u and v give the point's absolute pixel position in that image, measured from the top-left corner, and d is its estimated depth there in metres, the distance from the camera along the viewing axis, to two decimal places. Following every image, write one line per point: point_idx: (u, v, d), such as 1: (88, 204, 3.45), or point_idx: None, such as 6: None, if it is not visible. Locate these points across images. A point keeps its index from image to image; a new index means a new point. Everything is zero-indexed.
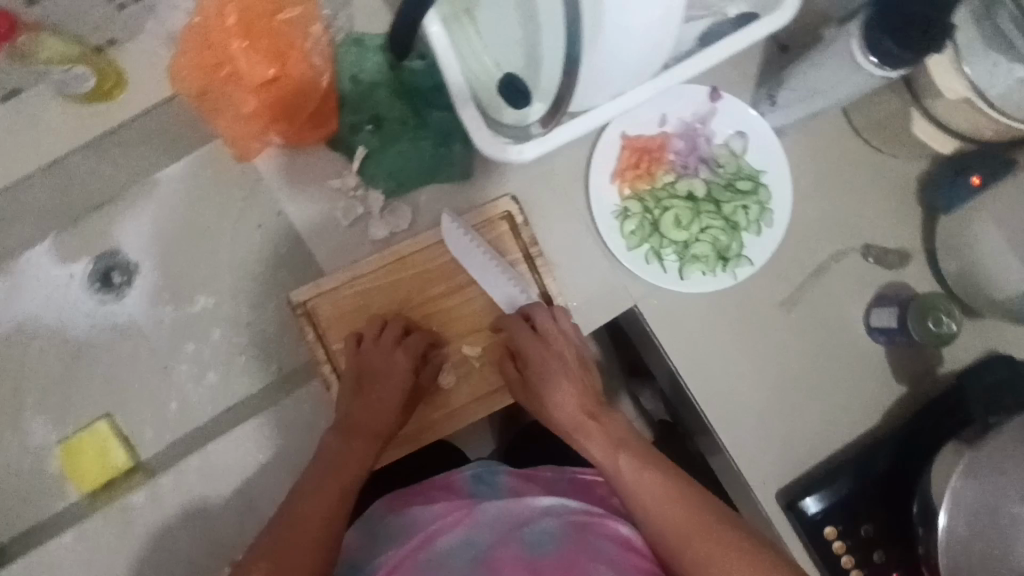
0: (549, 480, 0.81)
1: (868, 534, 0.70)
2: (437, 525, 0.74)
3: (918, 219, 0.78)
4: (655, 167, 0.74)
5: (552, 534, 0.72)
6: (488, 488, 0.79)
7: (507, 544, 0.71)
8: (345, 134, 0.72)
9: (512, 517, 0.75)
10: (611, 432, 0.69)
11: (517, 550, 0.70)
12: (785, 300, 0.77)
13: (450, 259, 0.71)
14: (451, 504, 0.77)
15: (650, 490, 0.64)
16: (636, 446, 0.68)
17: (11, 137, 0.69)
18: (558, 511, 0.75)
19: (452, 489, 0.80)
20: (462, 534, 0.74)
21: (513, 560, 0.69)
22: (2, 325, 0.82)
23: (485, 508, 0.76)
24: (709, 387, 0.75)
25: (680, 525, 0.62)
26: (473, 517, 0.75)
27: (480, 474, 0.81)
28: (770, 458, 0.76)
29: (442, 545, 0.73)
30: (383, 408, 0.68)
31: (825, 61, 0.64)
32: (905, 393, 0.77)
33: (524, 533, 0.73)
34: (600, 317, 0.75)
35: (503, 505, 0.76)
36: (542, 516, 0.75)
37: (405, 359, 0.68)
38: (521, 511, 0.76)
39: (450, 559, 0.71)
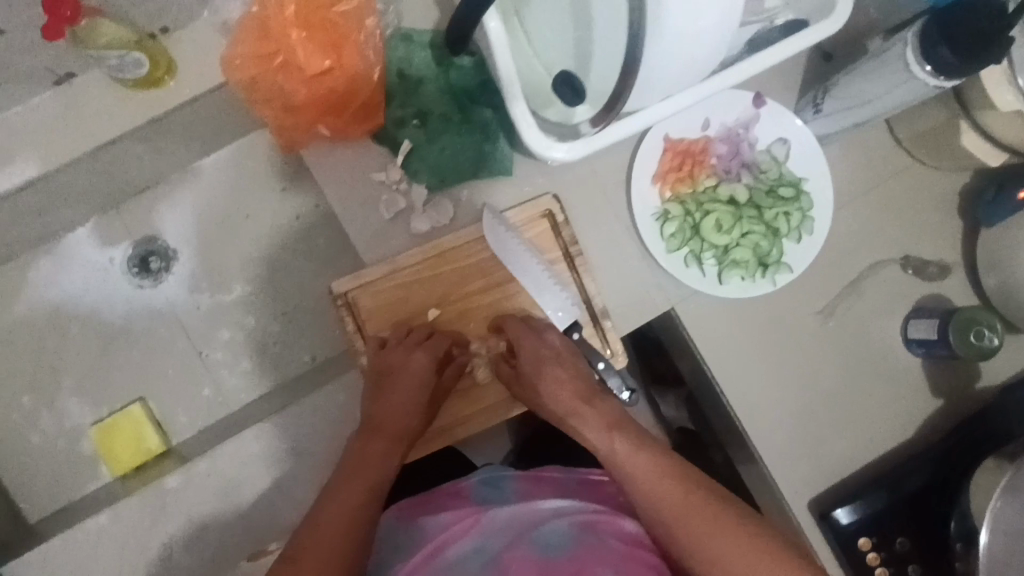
0: (558, 479, 0.79)
1: (903, 547, 0.69)
2: (449, 533, 0.73)
3: (960, 232, 0.77)
4: (698, 170, 0.74)
5: (562, 536, 0.70)
6: (495, 492, 0.77)
7: (518, 549, 0.70)
8: (391, 129, 0.72)
9: (521, 520, 0.73)
10: (603, 423, 0.68)
11: (528, 555, 0.69)
12: (823, 309, 0.76)
13: (491, 256, 0.71)
14: (461, 510, 0.75)
15: (651, 481, 0.64)
16: (631, 437, 0.67)
17: (59, 120, 0.70)
18: (566, 513, 0.73)
19: (461, 494, 0.78)
20: (474, 541, 0.72)
21: (525, 566, 0.68)
22: (39, 306, 0.84)
23: (494, 513, 0.74)
24: (744, 393, 0.75)
25: (679, 514, 0.62)
26: (483, 523, 0.73)
27: (486, 477, 0.79)
28: (804, 468, 0.75)
29: (454, 554, 0.71)
30: (400, 409, 0.67)
31: (876, 68, 0.63)
32: (943, 407, 0.76)
33: (535, 536, 0.71)
34: (637, 319, 0.74)
35: (513, 509, 0.74)
36: (551, 517, 0.73)
37: (420, 363, 0.67)
38: (529, 515, 0.74)
39: (463, 568, 0.70)
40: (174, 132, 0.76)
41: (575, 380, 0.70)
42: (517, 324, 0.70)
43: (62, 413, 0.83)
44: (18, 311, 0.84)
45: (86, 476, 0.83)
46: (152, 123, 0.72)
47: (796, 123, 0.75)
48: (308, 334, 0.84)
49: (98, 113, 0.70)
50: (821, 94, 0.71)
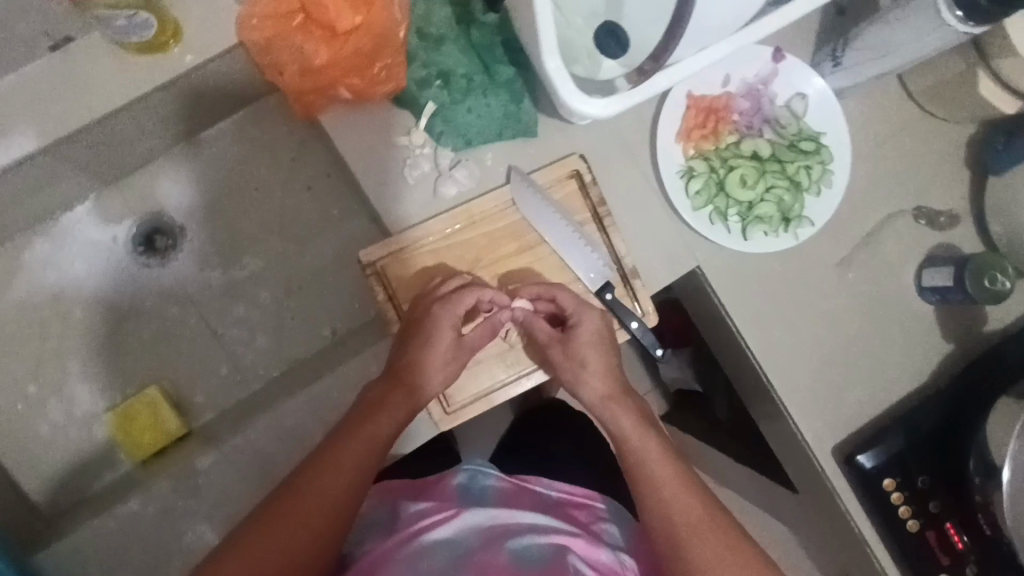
0: (537, 495, 0.74)
1: (924, 485, 0.72)
2: (424, 520, 0.66)
3: (969, 181, 0.79)
4: (721, 126, 0.75)
5: (541, 553, 0.62)
6: (473, 496, 0.71)
7: (494, 552, 0.62)
8: (413, 91, 0.69)
9: (497, 526, 0.65)
10: (639, 420, 0.68)
11: (502, 565, 0.60)
12: (841, 261, 0.78)
13: (520, 220, 0.70)
14: (438, 503, 0.69)
15: (666, 488, 0.65)
16: (655, 441, 0.67)
17: (57, 89, 0.68)
18: (544, 530, 0.66)
19: (440, 487, 0.72)
20: (448, 534, 0.64)
21: (498, 572, 0.60)
22: (44, 287, 0.83)
23: (473, 511, 0.67)
24: (768, 347, 0.76)
25: (686, 519, 0.63)
26: (460, 517, 0.66)
27: (470, 477, 0.73)
28: (827, 418, 0.76)
29: (426, 541, 0.64)
30: (424, 364, 0.65)
31: (900, 19, 0.64)
32: (956, 352, 0.78)
33: (511, 545, 0.63)
34: (666, 278, 0.74)
35: (491, 513, 0.67)
36: (529, 530, 0.65)
37: (444, 317, 0.65)
38: (508, 522, 0.66)
39: (434, 558, 0.62)
40: (178, 101, 0.75)
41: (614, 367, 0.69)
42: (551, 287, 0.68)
43: (71, 399, 0.82)
44: (19, 291, 0.83)
45: (106, 460, 0.81)
46: (162, 90, 0.71)
47: (815, 78, 0.75)
48: (328, 308, 0.85)
49: (101, 82, 0.68)
50: (841, 47, 0.73)
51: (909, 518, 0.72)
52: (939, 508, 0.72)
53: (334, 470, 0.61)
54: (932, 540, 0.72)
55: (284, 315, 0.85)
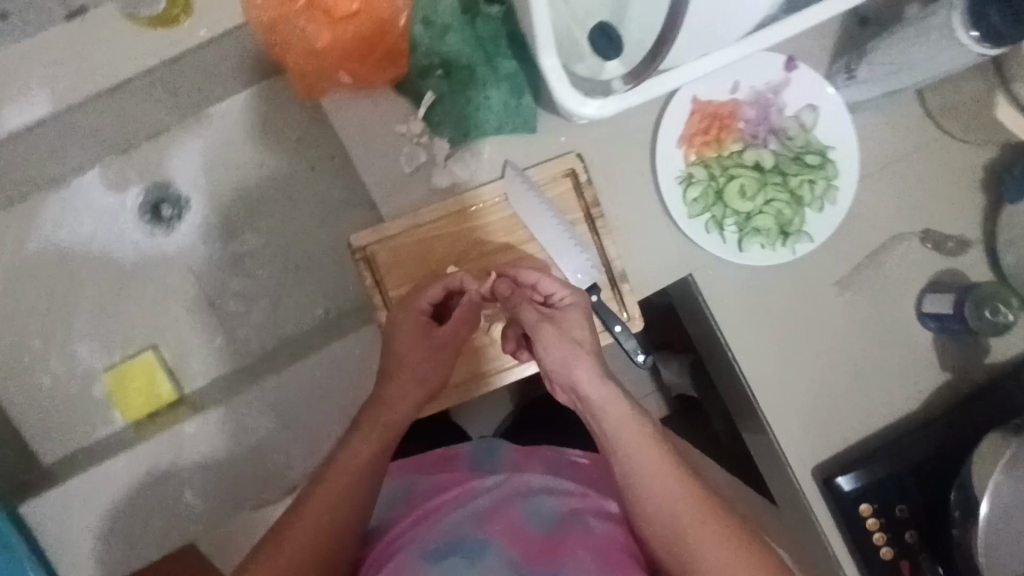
0: (550, 456, 0.77)
1: (902, 514, 0.71)
2: (438, 495, 0.70)
3: (982, 207, 0.76)
4: (725, 134, 0.73)
5: (550, 511, 0.66)
6: (485, 461, 0.76)
7: (506, 510, 0.66)
8: (415, 79, 0.70)
9: (509, 485, 0.69)
10: (624, 411, 0.60)
11: (512, 519, 0.64)
12: (839, 281, 0.76)
13: (512, 215, 0.70)
14: (452, 477, 0.73)
15: (655, 484, 0.59)
16: (640, 430, 0.60)
17: (71, 58, 0.70)
18: (554, 489, 0.69)
19: (454, 462, 0.77)
20: (462, 501, 0.68)
21: (509, 527, 0.63)
22: (54, 246, 0.86)
23: (485, 478, 0.71)
24: (756, 361, 0.75)
25: (682, 513, 0.58)
26: (471, 487, 0.70)
27: (481, 447, 0.78)
28: (810, 437, 0.75)
29: (443, 510, 0.67)
30: (404, 377, 0.65)
31: (916, 35, 0.63)
32: (952, 382, 0.76)
33: (523, 506, 0.66)
34: (657, 283, 0.74)
35: (501, 475, 0.71)
36: (540, 491, 0.69)
37: (411, 329, 0.65)
38: (521, 484, 0.70)
39: (450, 525, 0.65)
40: (186, 75, 0.76)
41: (586, 352, 0.60)
42: (530, 271, 0.65)
43: (73, 354, 0.85)
44: (31, 248, 0.86)
45: (100, 417, 0.84)
46: (170, 64, 0.71)
47: (827, 89, 0.73)
48: (324, 288, 0.86)
49: (113, 56, 0.70)
50: (856, 59, 0.71)
51: (883, 546, 0.71)
52: (914, 538, 0.70)
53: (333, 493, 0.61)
54: (904, 569, 0.71)
55: (282, 292, 0.86)
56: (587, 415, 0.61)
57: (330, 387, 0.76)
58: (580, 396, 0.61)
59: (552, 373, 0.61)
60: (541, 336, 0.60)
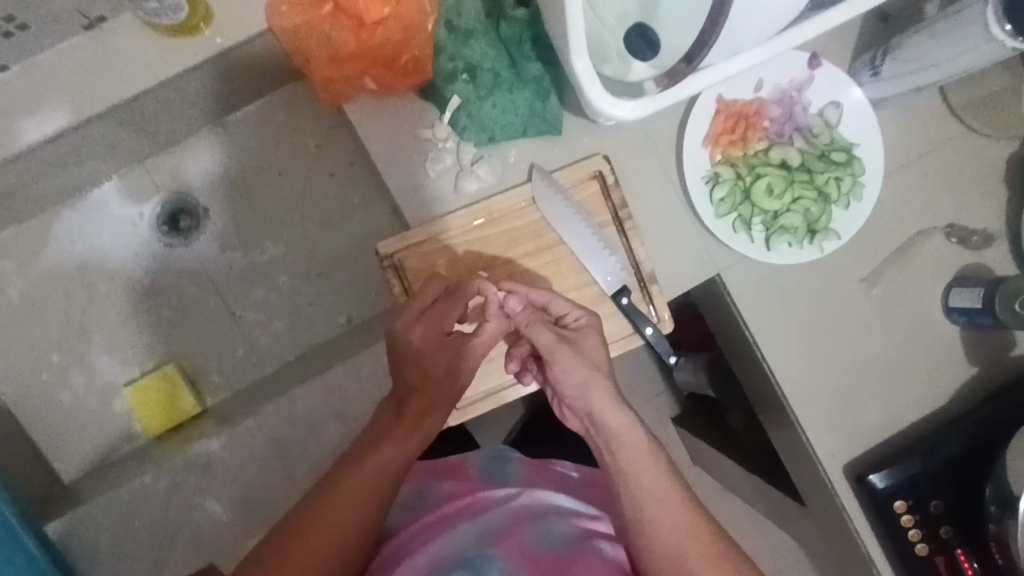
0: (560, 476, 0.77)
1: (936, 510, 0.71)
2: (448, 506, 0.70)
3: (1006, 201, 0.76)
4: (751, 133, 0.73)
5: (563, 533, 0.66)
6: (497, 473, 0.76)
7: (517, 529, 0.66)
8: (440, 85, 0.69)
9: (519, 502, 0.69)
10: (638, 443, 0.60)
11: (523, 539, 0.64)
12: (866, 277, 0.76)
13: (539, 219, 0.70)
14: (464, 488, 0.73)
15: (665, 522, 0.58)
16: (652, 464, 0.60)
17: (89, 68, 0.68)
18: (565, 511, 0.69)
19: (465, 472, 0.77)
20: (472, 515, 0.68)
21: (519, 547, 0.63)
22: (69, 260, 0.85)
23: (496, 492, 0.71)
24: (785, 361, 0.75)
25: (692, 555, 0.57)
26: (481, 500, 0.70)
27: (493, 458, 0.78)
28: (841, 435, 0.75)
29: (453, 524, 0.67)
30: (427, 383, 0.63)
31: (946, 31, 0.63)
32: (981, 376, 0.76)
33: (536, 526, 0.66)
34: (685, 284, 0.73)
35: (512, 490, 0.71)
36: (552, 512, 0.68)
37: (432, 335, 0.62)
38: (533, 503, 0.70)
39: (460, 541, 0.65)
40: (205, 83, 0.74)
41: (604, 382, 0.62)
42: (543, 292, 0.63)
43: (92, 370, 0.84)
44: (46, 262, 0.84)
45: (122, 432, 0.83)
46: (190, 71, 0.70)
47: (852, 86, 0.73)
48: (345, 296, 0.85)
49: (131, 65, 0.68)
50: (881, 56, 0.71)
51: (918, 542, 0.71)
52: (950, 534, 0.70)
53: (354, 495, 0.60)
54: (940, 565, 0.71)
55: (302, 301, 0.85)
56: (601, 442, 0.61)
57: (357, 397, 0.75)
58: (594, 425, 0.62)
59: (569, 399, 0.63)
60: (557, 361, 0.62)
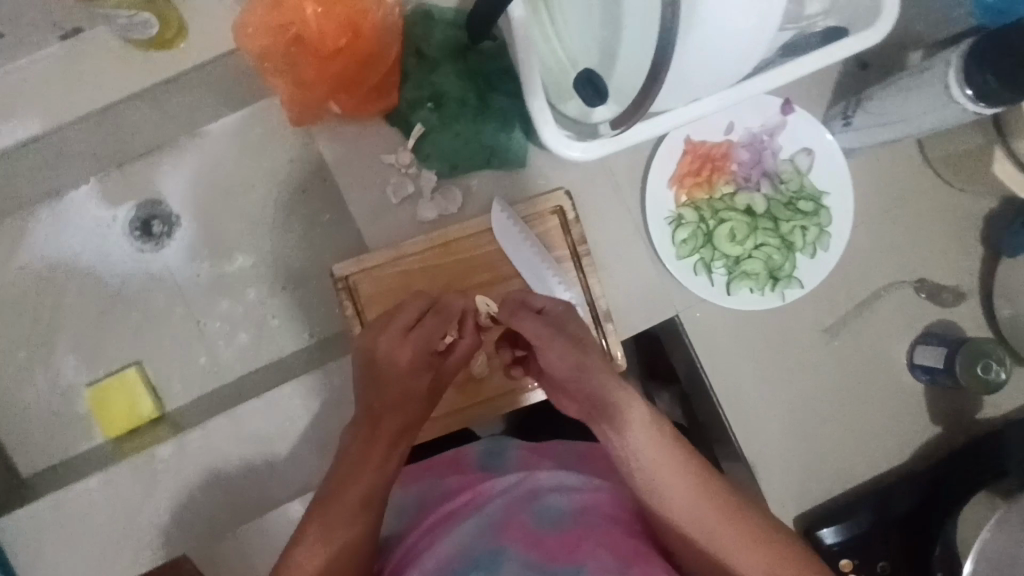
0: (559, 452, 0.74)
1: (883, 567, 0.69)
2: (451, 503, 0.67)
3: (980, 259, 0.75)
4: (717, 176, 0.72)
5: (561, 511, 0.62)
6: (495, 459, 0.73)
7: (517, 515, 0.62)
8: (405, 110, 0.71)
9: (522, 487, 0.66)
10: (637, 412, 0.57)
11: (524, 524, 0.61)
12: (830, 328, 0.75)
13: (496, 250, 0.70)
14: (464, 480, 0.70)
15: (675, 486, 0.55)
16: (652, 434, 0.56)
17: (63, 77, 0.69)
18: (566, 487, 0.65)
19: (463, 463, 0.74)
20: (475, 508, 0.65)
21: (524, 534, 0.60)
22: (44, 260, 0.87)
23: (496, 480, 0.68)
24: (740, 408, 0.73)
25: (706, 518, 0.54)
26: (484, 492, 0.66)
27: (489, 448, 0.75)
28: (792, 488, 0.74)
29: (456, 520, 0.64)
30: (389, 401, 0.62)
31: (914, 87, 0.62)
32: (940, 436, 0.75)
33: (536, 508, 0.63)
34: (642, 323, 0.73)
35: (515, 477, 0.67)
36: (551, 490, 0.65)
37: (407, 356, 0.63)
38: (531, 483, 0.66)
39: (463, 534, 0.61)
40: (179, 96, 0.75)
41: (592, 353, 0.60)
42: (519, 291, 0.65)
43: (57, 369, 0.86)
44: (21, 261, 0.86)
45: (83, 432, 0.85)
46: (163, 85, 0.71)
47: (825, 134, 0.72)
48: (312, 310, 0.86)
49: (104, 77, 0.70)
50: (853, 106, 0.70)
51: None
52: None
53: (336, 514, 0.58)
54: None
55: (268, 313, 0.87)
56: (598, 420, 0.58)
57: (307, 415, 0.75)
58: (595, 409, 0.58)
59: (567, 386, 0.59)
60: (549, 350, 0.59)
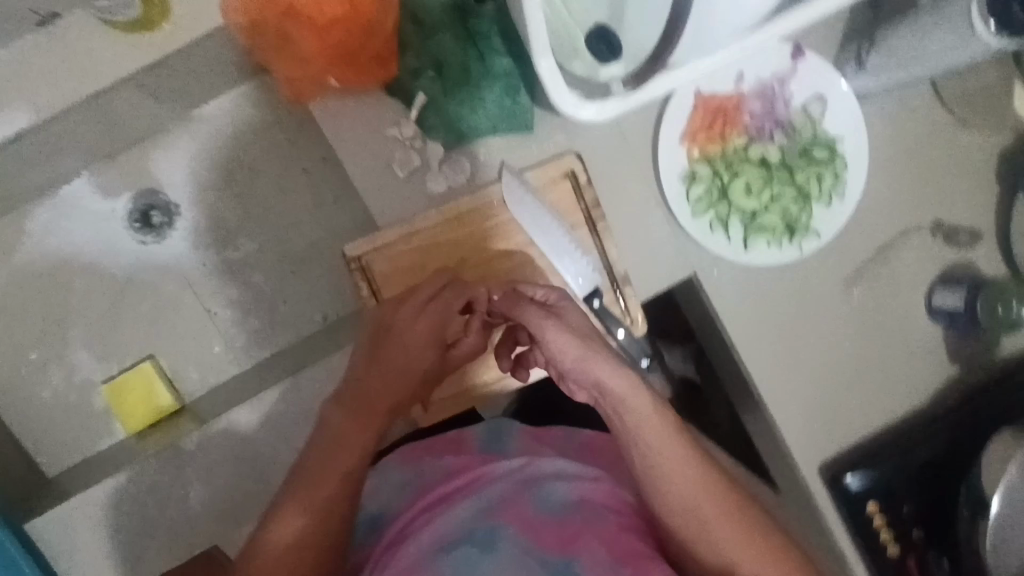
0: (560, 440, 0.72)
1: (909, 512, 0.71)
2: (446, 484, 0.65)
3: (996, 197, 0.74)
4: (730, 129, 0.71)
5: (562, 499, 0.61)
6: (495, 443, 0.70)
7: (516, 500, 0.61)
8: (407, 80, 0.68)
9: (524, 474, 0.64)
10: (647, 403, 0.55)
11: (523, 509, 0.59)
12: (848, 276, 0.74)
13: (510, 219, 0.68)
14: (463, 463, 0.68)
15: (675, 479, 0.55)
16: (659, 423, 0.55)
17: (48, 68, 0.67)
18: (568, 475, 0.64)
19: (462, 444, 0.71)
20: (472, 490, 0.63)
21: (520, 519, 0.58)
22: (45, 258, 0.85)
23: (497, 465, 0.66)
24: (761, 363, 0.73)
25: (704, 511, 0.54)
26: (483, 475, 0.65)
27: (491, 430, 0.72)
28: (816, 438, 0.74)
29: (451, 502, 0.62)
30: (386, 382, 0.62)
31: (931, 25, 0.62)
32: (961, 377, 0.75)
33: (536, 494, 0.61)
34: (660, 284, 0.72)
35: (517, 462, 0.66)
36: (552, 477, 0.63)
37: (422, 326, 0.63)
38: (532, 470, 0.64)
39: (458, 517, 0.59)
40: (166, 80, 0.72)
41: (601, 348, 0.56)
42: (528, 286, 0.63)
43: (71, 366, 0.85)
44: (22, 259, 0.84)
45: (103, 427, 0.84)
46: (149, 70, 0.68)
47: (839, 81, 0.70)
48: (322, 292, 0.85)
49: (91, 65, 0.67)
50: (866, 48, 0.69)
51: (890, 543, 0.71)
52: (921, 536, 0.71)
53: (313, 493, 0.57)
54: (911, 567, 0.71)
55: (279, 298, 0.85)
56: (604, 408, 0.56)
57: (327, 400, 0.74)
58: (600, 396, 0.56)
59: (570, 372, 0.57)
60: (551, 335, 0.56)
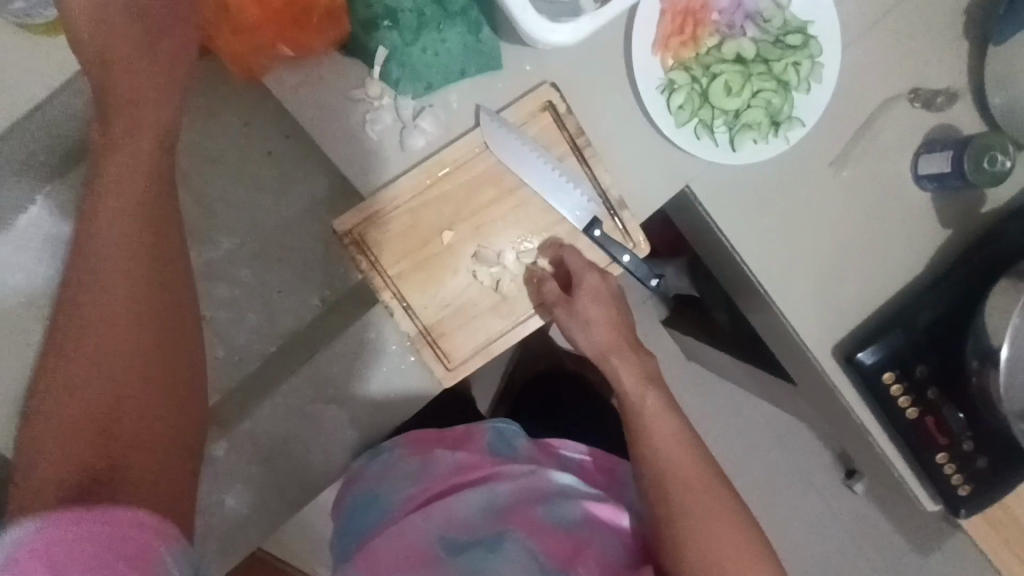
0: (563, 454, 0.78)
1: (922, 374, 0.73)
2: (457, 478, 0.72)
3: (966, 55, 0.74)
4: (700, 30, 0.69)
5: (569, 516, 0.68)
6: (505, 447, 0.76)
7: (526, 510, 0.68)
8: (362, 35, 0.63)
9: (534, 482, 0.71)
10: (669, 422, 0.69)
11: (532, 519, 0.67)
12: (836, 158, 0.74)
13: (495, 162, 0.66)
14: (473, 461, 0.74)
15: (687, 497, 0.65)
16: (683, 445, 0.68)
17: None
18: (574, 492, 0.71)
19: (471, 439, 0.76)
20: (483, 486, 0.70)
21: (528, 526, 0.66)
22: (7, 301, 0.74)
23: (509, 469, 0.72)
24: (765, 260, 0.74)
25: (703, 527, 0.64)
26: (496, 474, 0.72)
27: (501, 430, 0.77)
28: (827, 322, 0.76)
29: (461, 496, 0.69)
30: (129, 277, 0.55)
31: None
32: (954, 238, 0.77)
33: (546, 508, 0.68)
34: (656, 201, 0.72)
35: (528, 468, 0.72)
36: (561, 493, 0.70)
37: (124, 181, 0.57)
38: (543, 483, 0.71)
39: (470, 516, 0.68)
40: None
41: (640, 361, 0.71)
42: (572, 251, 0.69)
43: None
44: None
45: None
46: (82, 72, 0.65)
47: None
48: (313, 276, 0.82)
49: None
50: None
51: (908, 407, 0.73)
52: (936, 395, 0.73)
53: (82, 404, 0.51)
54: (930, 426, 0.74)
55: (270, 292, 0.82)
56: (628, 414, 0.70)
57: (336, 391, 0.69)
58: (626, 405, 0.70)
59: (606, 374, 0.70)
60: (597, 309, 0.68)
